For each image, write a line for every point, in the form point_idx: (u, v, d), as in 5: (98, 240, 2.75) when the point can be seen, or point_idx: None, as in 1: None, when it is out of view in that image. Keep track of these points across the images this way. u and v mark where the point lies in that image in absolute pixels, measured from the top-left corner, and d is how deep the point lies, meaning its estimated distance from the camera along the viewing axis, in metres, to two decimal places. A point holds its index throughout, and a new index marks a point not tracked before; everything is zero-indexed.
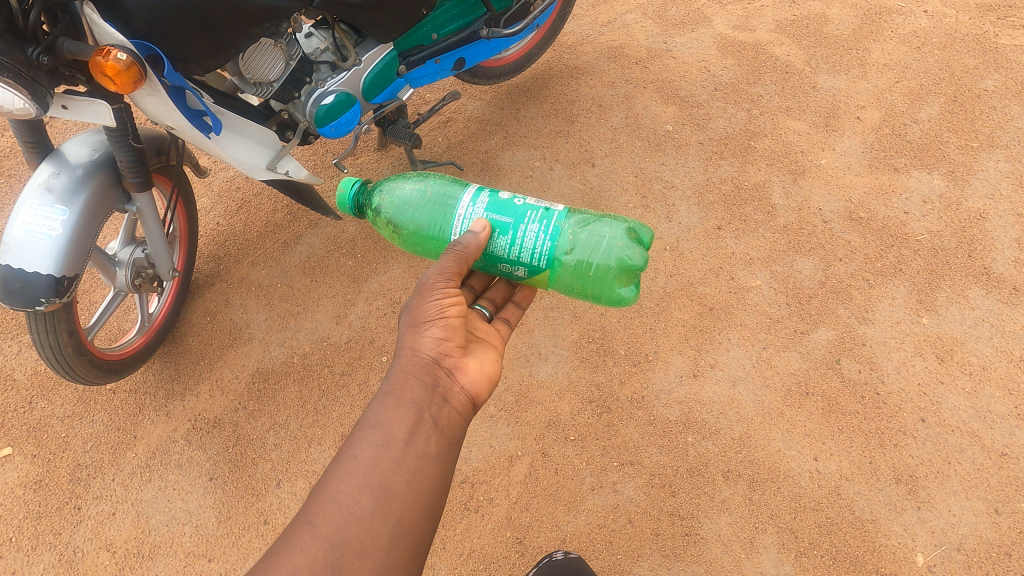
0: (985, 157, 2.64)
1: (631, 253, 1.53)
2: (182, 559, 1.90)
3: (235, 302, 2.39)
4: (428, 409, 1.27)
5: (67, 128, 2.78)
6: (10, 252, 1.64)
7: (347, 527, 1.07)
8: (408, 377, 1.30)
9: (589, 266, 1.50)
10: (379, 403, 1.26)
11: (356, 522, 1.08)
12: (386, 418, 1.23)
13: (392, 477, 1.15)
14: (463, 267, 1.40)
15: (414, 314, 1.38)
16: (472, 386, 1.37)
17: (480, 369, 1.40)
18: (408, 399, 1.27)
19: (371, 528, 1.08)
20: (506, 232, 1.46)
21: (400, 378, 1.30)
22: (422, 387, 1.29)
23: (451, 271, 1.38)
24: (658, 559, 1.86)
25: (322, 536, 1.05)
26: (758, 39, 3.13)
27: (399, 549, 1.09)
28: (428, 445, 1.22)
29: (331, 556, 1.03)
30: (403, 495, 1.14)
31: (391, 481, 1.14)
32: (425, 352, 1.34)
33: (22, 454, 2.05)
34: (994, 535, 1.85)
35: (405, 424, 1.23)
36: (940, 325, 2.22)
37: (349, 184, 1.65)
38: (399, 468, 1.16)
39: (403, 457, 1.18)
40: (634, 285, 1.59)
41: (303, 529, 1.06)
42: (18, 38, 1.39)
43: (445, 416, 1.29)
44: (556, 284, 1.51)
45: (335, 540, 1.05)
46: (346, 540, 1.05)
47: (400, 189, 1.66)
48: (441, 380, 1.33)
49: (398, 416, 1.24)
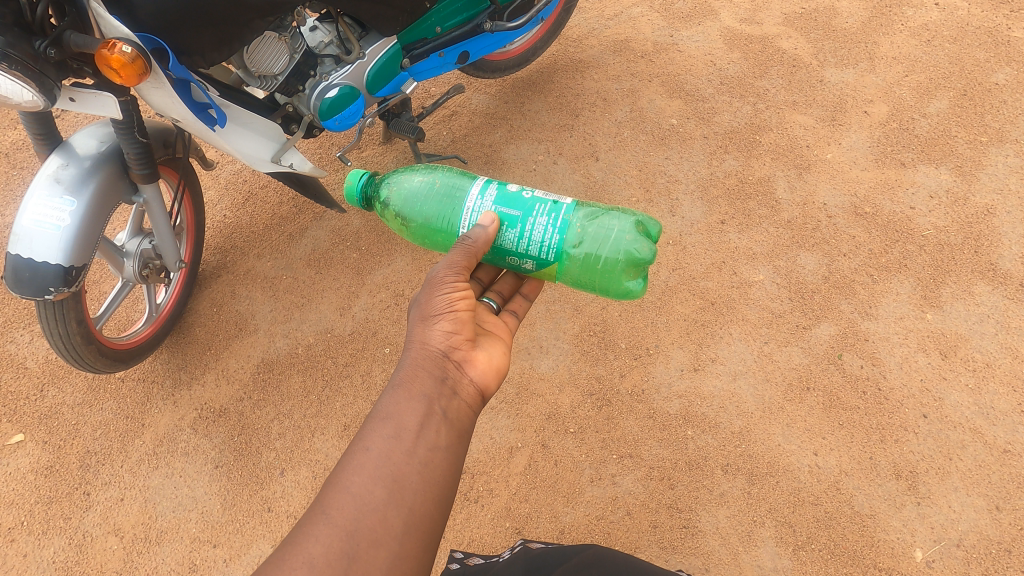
0: (994, 152, 2.61)
1: (639, 246, 1.52)
2: (188, 544, 1.94)
3: (241, 294, 2.42)
4: (438, 402, 1.27)
5: (78, 121, 2.82)
6: (21, 241, 1.68)
7: (362, 517, 1.06)
8: (418, 370, 1.30)
9: (596, 261, 1.50)
10: (390, 397, 1.25)
11: (370, 512, 1.07)
12: (398, 410, 1.22)
13: (404, 467, 1.14)
14: (473, 261, 1.43)
15: (424, 308, 1.40)
16: (482, 378, 1.38)
17: (489, 362, 1.41)
18: (418, 391, 1.27)
19: (385, 518, 1.07)
20: (515, 225, 1.47)
21: (410, 371, 1.30)
22: (433, 379, 1.30)
23: (461, 265, 1.42)
24: (656, 551, 1.87)
25: (337, 526, 1.05)
26: (765, 32, 3.11)
27: (413, 539, 1.08)
28: (440, 437, 1.22)
29: (346, 546, 1.03)
30: (416, 486, 1.13)
31: (403, 472, 1.13)
32: (435, 345, 1.35)
33: (33, 440, 2.09)
34: (995, 531, 1.85)
35: (415, 417, 1.22)
36: (944, 321, 2.21)
37: (357, 176, 1.67)
38: (411, 459, 1.16)
39: (415, 449, 1.18)
40: (642, 278, 1.58)
41: (318, 519, 1.06)
42: (26, 31, 1.42)
43: (455, 409, 1.28)
44: (562, 277, 1.52)
45: (350, 530, 1.05)
46: (361, 530, 1.05)
47: (409, 181, 1.68)
48: (451, 372, 1.33)
49: (408, 409, 1.23)
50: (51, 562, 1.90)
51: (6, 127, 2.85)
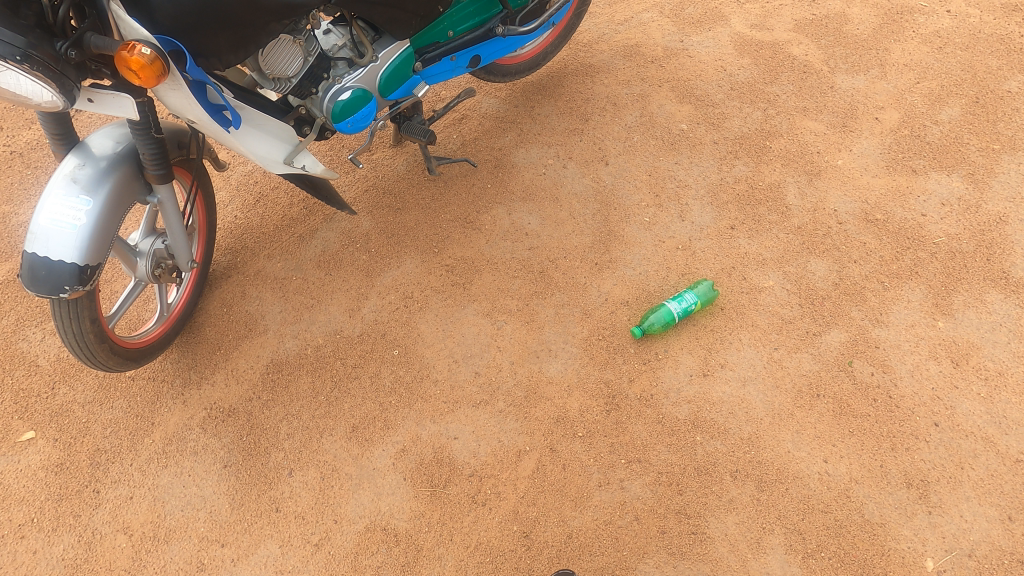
0: (1007, 160, 2.60)
1: (708, 288, 2.29)
2: (196, 543, 1.93)
3: (251, 294, 2.43)
4: None
5: (92, 122, 2.87)
6: (37, 240, 1.69)
7: None
8: None
9: (670, 298, 2.27)
10: None
11: None
12: None
13: None
14: None
15: None
16: None
17: None
18: None
19: None
20: (675, 302, 2.22)
21: None
22: None
23: None
24: (664, 557, 1.85)
25: None
26: (776, 38, 3.12)
27: None
28: None
29: None
30: None
31: None
32: None
33: (45, 438, 2.11)
34: (1008, 542, 1.83)
35: None
36: (956, 329, 2.20)
37: (681, 306, 2.21)
38: None
39: None
40: (657, 322, 2.20)
41: None
42: (47, 33, 1.46)
43: None
44: (646, 334, 2.23)
45: None
46: None
47: (669, 311, 2.21)
48: None
49: None
50: (60, 560, 1.90)
51: (21, 127, 2.90)
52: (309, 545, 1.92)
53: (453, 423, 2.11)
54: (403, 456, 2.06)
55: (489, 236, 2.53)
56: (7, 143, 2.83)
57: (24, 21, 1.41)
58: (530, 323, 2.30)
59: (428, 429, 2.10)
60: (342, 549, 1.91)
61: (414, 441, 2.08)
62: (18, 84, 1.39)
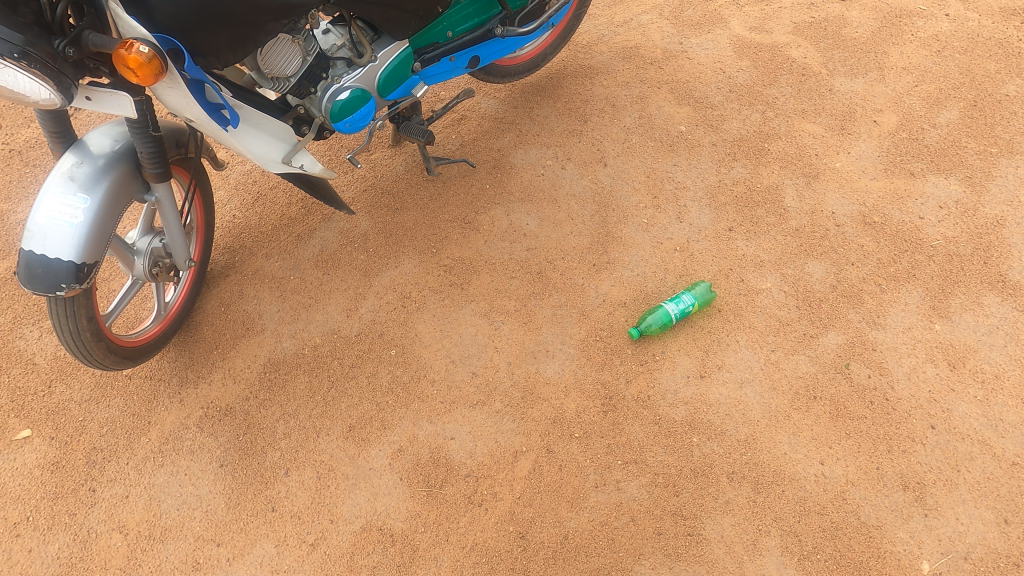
0: (1005, 163, 2.60)
1: (706, 290, 2.29)
2: (192, 542, 1.93)
3: (249, 293, 2.43)
4: None
5: (91, 121, 2.87)
6: (34, 238, 1.69)
7: None
8: None
9: (668, 300, 2.28)
10: None
11: None
12: None
13: None
14: None
15: None
16: None
17: None
18: None
19: None
20: (673, 304, 2.23)
21: None
22: None
23: None
24: (660, 558, 1.85)
25: None
26: (774, 41, 3.13)
27: None
28: None
29: None
30: None
31: None
32: None
33: (41, 436, 2.10)
34: (1003, 545, 1.83)
35: None
36: (953, 332, 2.20)
37: (679, 308, 2.22)
38: None
39: None
40: (655, 323, 2.21)
41: None
42: (45, 30, 1.45)
43: None
44: (644, 336, 2.23)
45: None
46: None
47: (667, 312, 2.21)
48: None
49: None
50: (55, 558, 1.89)
51: (20, 125, 2.90)
52: (305, 544, 1.92)
53: (450, 423, 2.11)
54: (399, 456, 2.06)
55: (487, 236, 2.54)
56: (5, 141, 2.83)
57: (23, 18, 1.40)
58: (528, 323, 2.30)
59: (425, 429, 2.10)
60: (338, 548, 1.91)
61: (411, 441, 2.08)
62: (16, 81, 1.39)
